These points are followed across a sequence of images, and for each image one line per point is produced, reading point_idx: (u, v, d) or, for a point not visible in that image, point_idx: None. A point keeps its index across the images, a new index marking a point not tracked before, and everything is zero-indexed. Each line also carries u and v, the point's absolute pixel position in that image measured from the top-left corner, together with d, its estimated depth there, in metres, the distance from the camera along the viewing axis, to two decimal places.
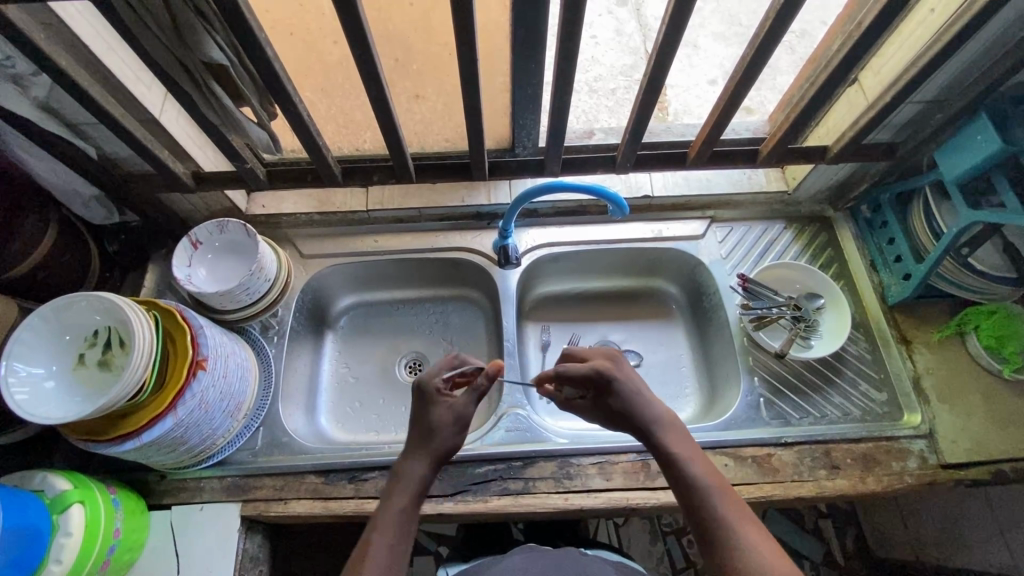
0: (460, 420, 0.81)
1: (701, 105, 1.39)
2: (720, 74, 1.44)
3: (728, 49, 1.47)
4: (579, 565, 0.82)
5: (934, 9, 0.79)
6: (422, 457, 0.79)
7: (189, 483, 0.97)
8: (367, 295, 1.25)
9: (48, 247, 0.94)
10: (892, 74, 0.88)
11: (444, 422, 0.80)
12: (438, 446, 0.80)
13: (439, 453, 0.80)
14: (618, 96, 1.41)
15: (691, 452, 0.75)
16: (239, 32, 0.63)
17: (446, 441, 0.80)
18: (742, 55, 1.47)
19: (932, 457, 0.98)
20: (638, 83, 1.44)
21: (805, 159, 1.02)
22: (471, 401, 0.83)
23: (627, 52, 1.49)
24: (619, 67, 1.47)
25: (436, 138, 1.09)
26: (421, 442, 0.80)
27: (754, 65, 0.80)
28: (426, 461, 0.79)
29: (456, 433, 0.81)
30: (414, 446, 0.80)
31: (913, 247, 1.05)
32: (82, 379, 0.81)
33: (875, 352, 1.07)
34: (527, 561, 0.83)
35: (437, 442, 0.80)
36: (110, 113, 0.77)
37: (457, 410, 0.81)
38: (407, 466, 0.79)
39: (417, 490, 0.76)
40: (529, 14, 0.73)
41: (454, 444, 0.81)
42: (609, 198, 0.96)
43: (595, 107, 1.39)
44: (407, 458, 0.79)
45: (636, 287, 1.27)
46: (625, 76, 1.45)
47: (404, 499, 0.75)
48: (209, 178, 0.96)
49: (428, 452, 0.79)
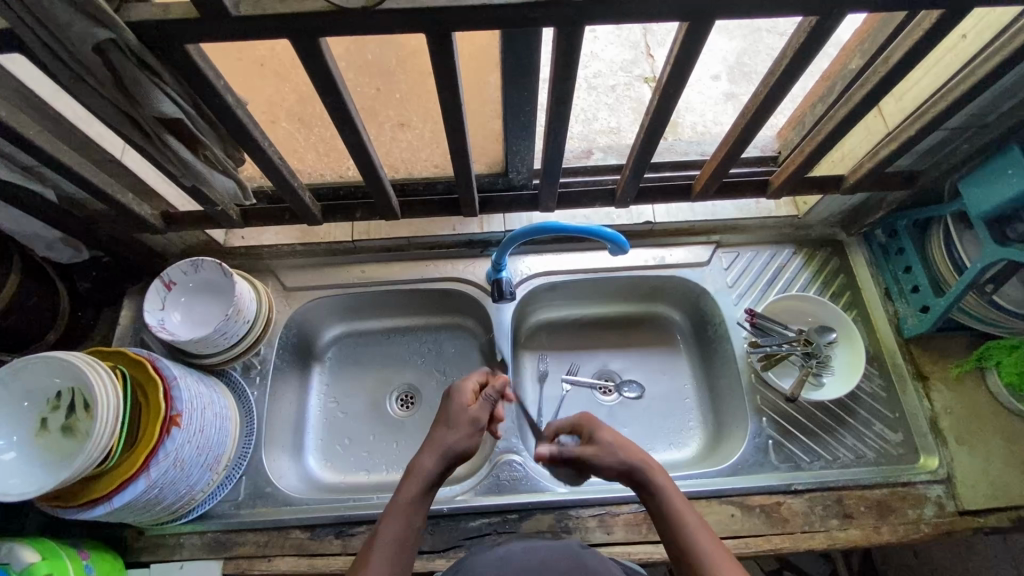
0: (477, 422, 0.80)
1: (704, 103, 1.26)
2: (724, 69, 1.31)
3: (733, 42, 1.33)
4: (585, 563, 0.71)
5: (966, 35, 0.72)
6: (434, 450, 0.77)
7: (169, 539, 0.92)
8: (355, 325, 1.18)
9: (11, 292, 0.86)
10: (916, 103, 0.81)
11: (463, 420, 0.80)
12: (453, 443, 0.77)
13: (451, 449, 0.77)
14: (618, 92, 1.30)
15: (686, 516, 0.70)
16: (194, 83, 0.57)
17: (460, 441, 0.78)
18: (745, 49, 1.33)
19: (949, 503, 0.93)
20: (640, 79, 1.32)
21: (820, 188, 0.95)
22: (487, 408, 0.82)
23: (627, 46, 1.36)
24: (619, 62, 1.34)
25: (423, 165, 0.99)
26: (434, 438, 0.78)
27: (767, 105, 0.72)
28: (437, 456, 0.76)
29: (473, 436, 0.79)
30: (432, 438, 0.79)
31: (933, 278, 0.98)
32: (44, 447, 0.75)
33: (890, 390, 1.02)
34: (524, 552, 0.72)
35: (454, 442, 0.77)
36: (64, 162, 0.70)
37: (476, 412, 0.81)
38: (418, 458, 0.76)
39: (429, 483, 0.74)
40: (519, 43, 0.65)
41: (472, 444, 0.79)
42: (608, 238, 0.90)
43: (594, 106, 1.27)
44: (423, 450, 0.77)
45: (638, 314, 1.20)
46: (625, 71, 1.33)
47: (415, 491, 0.73)
48: (179, 219, 0.90)
49: (441, 446, 0.77)
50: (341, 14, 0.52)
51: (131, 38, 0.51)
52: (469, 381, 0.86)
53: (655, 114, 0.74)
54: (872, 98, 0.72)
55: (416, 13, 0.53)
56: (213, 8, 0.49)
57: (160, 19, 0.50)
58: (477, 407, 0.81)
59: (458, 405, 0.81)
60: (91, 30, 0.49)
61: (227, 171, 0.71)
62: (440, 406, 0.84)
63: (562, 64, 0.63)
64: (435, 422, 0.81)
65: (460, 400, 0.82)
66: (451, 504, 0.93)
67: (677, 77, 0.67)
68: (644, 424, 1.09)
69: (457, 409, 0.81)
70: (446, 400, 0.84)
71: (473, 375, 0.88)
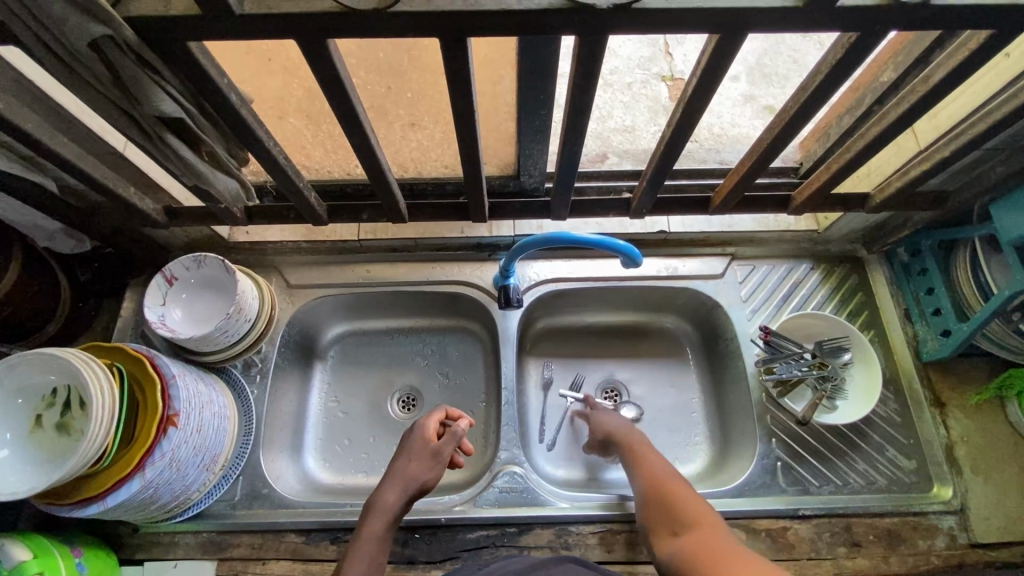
0: (438, 456, 0.85)
1: (722, 105, 1.22)
2: (743, 70, 1.26)
3: (755, 42, 1.28)
4: None
5: (1009, 54, 0.69)
6: (397, 484, 0.81)
7: (163, 537, 0.92)
8: (359, 324, 1.16)
9: (12, 282, 0.85)
10: (950, 123, 0.77)
11: (423, 454, 0.84)
12: (414, 477, 0.82)
13: (413, 484, 0.82)
14: (635, 91, 1.26)
15: (658, 459, 0.85)
16: (197, 81, 0.54)
17: (420, 473, 0.82)
18: (768, 50, 1.28)
19: (962, 535, 0.90)
20: (657, 77, 1.27)
21: (843, 207, 0.91)
22: (450, 441, 0.86)
23: (645, 43, 1.31)
24: (636, 59, 1.30)
25: (433, 164, 0.96)
26: (397, 474, 0.82)
27: (796, 121, 0.69)
28: (401, 491, 0.81)
29: (433, 470, 0.84)
30: (393, 474, 0.82)
31: (956, 301, 0.95)
32: (38, 444, 0.74)
33: (906, 415, 0.98)
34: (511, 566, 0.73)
35: (418, 476, 0.82)
36: (63, 157, 0.68)
37: (438, 447, 0.85)
38: (382, 492, 0.80)
39: (392, 516, 0.79)
40: (537, 47, 0.62)
41: (432, 475, 0.83)
42: (620, 250, 0.87)
43: (609, 103, 1.24)
44: (386, 485, 0.81)
45: (647, 323, 1.17)
46: (643, 68, 1.29)
47: (380, 524, 0.77)
48: (182, 214, 0.88)
49: (403, 481, 0.81)
50: (349, 12, 0.49)
51: (129, 34, 0.48)
52: (431, 420, 0.88)
53: (678, 127, 0.71)
54: (908, 118, 0.68)
55: (429, 17, 0.50)
56: (216, 6, 0.46)
57: (159, 15, 0.47)
58: (439, 442, 0.86)
59: (418, 440, 0.86)
60: (86, 26, 0.47)
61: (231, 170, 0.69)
62: (403, 442, 0.87)
63: (583, 73, 0.60)
64: (397, 458, 0.85)
65: (422, 435, 0.86)
66: (448, 514, 0.91)
67: (705, 90, 0.64)
68: (649, 439, 1.07)
69: (418, 444, 0.85)
70: (407, 436, 0.88)
71: (435, 411, 0.90)
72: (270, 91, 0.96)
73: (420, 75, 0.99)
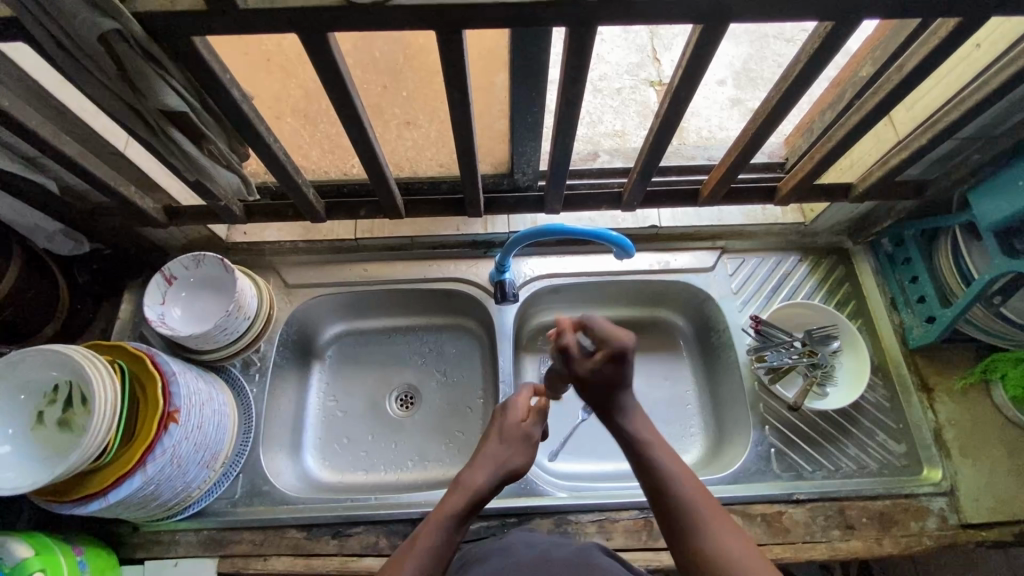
0: (530, 440, 0.81)
1: (710, 107, 1.25)
2: (730, 74, 1.30)
3: (740, 47, 1.32)
4: (596, 564, 0.69)
5: (979, 45, 0.72)
6: (487, 465, 0.77)
7: (164, 536, 0.92)
8: (356, 323, 1.17)
9: (11, 283, 0.85)
10: (928, 111, 0.80)
11: (516, 436, 0.81)
12: (506, 460, 0.78)
13: (504, 466, 0.77)
14: (624, 95, 1.29)
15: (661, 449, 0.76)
16: (199, 75, 0.56)
17: (512, 457, 0.79)
18: (753, 55, 1.31)
19: (952, 516, 0.92)
20: (646, 83, 1.31)
21: (828, 197, 0.94)
22: (539, 421, 0.83)
23: (634, 50, 1.35)
24: (625, 65, 1.33)
25: (428, 163, 0.99)
26: (489, 454, 0.78)
27: (779, 111, 0.71)
28: (491, 473, 0.76)
29: (524, 455, 0.80)
30: (483, 454, 0.78)
31: (939, 288, 0.98)
32: (40, 441, 0.75)
33: (894, 400, 1.01)
34: (526, 544, 0.75)
35: (506, 457, 0.78)
36: (65, 153, 0.69)
37: (529, 428, 0.82)
38: (469, 472, 0.76)
39: (476, 499, 0.73)
40: (530, 45, 0.64)
41: (523, 461, 0.79)
42: (613, 241, 0.89)
43: (599, 108, 1.26)
44: (474, 465, 0.77)
45: (642, 318, 1.19)
46: (631, 74, 1.32)
47: (462, 503, 0.72)
48: (181, 213, 0.89)
49: (493, 461, 0.77)
50: (350, 6, 0.51)
51: (137, 30, 0.50)
52: (521, 398, 0.86)
53: (665, 119, 0.73)
54: (885, 106, 0.71)
55: (427, 10, 0.52)
56: None
57: (165, 10, 0.49)
58: (530, 423, 0.82)
59: (511, 418, 0.82)
60: (94, 21, 0.49)
61: (232, 165, 0.71)
62: (492, 419, 0.84)
63: (573, 65, 0.62)
64: (487, 436, 0.82)
65: (514, 413, 0.83)
66: None
67: (690, 80, 0.66)
68: None
69: (510, 424, 0.82)
70: (497, 414, 0.85)
71: (524, 390, 0.87)
72: (267, 92, 0.98)
73: (417, 70, 1.02)
